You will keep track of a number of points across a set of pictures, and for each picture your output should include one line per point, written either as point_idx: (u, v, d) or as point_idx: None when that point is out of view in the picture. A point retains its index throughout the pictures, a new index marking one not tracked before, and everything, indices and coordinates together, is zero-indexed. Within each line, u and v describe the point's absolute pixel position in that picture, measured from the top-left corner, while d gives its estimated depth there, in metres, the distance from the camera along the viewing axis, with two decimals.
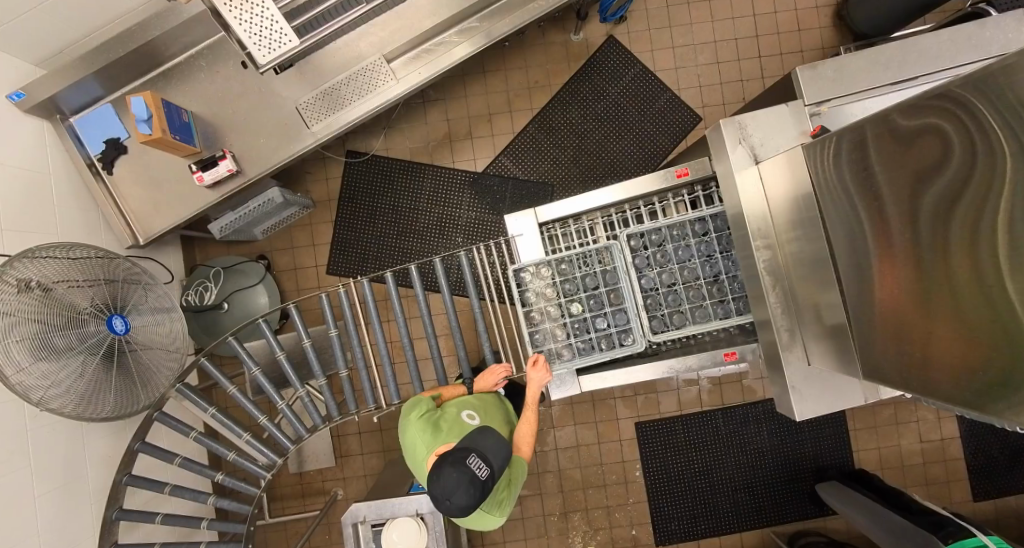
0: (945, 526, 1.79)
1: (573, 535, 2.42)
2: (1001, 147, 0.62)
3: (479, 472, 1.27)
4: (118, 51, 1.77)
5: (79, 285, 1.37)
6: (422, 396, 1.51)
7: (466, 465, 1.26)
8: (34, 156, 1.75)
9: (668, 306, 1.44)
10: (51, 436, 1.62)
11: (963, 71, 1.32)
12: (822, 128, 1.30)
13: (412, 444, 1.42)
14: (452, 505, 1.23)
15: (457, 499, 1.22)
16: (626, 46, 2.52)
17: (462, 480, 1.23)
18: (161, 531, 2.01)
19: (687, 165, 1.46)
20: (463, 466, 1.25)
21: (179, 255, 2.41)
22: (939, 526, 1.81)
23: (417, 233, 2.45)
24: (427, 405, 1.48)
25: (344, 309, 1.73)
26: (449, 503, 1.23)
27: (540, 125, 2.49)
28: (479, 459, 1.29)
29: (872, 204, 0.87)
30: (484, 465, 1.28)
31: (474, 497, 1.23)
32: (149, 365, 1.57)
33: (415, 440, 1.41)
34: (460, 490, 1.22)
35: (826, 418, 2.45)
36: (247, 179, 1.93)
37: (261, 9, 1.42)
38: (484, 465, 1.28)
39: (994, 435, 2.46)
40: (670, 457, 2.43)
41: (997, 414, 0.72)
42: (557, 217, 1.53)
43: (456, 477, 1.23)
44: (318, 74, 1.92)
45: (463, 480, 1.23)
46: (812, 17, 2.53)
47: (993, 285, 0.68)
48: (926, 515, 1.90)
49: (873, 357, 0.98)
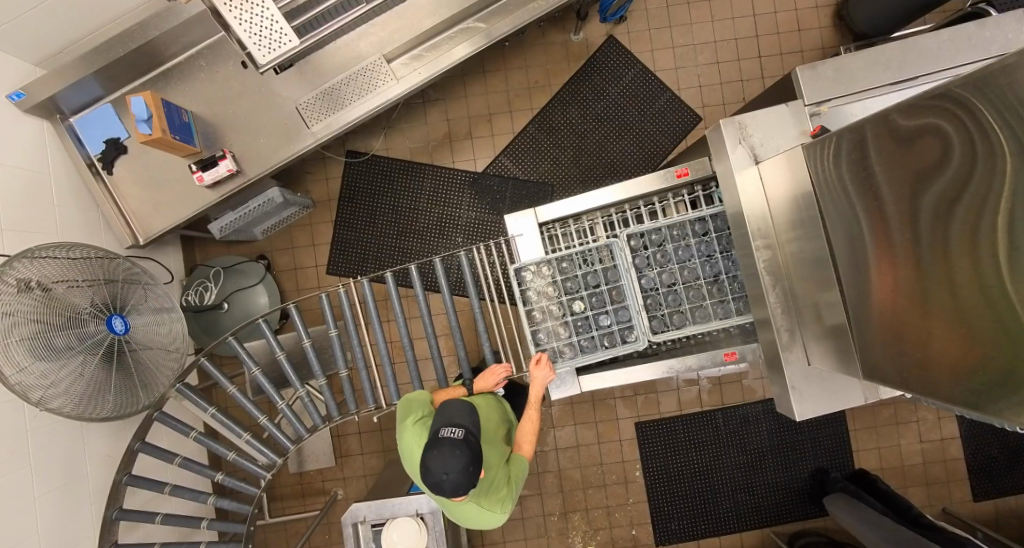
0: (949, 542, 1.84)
1: (573, 535, 2.42)
2: (1001, 148, 0.62)
3: (455, 434, 1.30)
4: (119, 51, 1.77)
5: (79, 285, 1.37)
6: (416, 399, 1.51)
7: (441, 436, 1.30)
8: (35, 157, 1.75)
9: (668, 306, 1.44)
10: (50, 437, 1.61)
11: (963, 71, 1.31)
12: (822, 128, 1.30)
13: (410, 450, 1.44)
14: (452, 476, 1.24)
15: (451, 467, 1.24)
16: (626, 46, 2.51)
17: (445, 451, 1.26)
18: (161, 531, 2.01)
19: (687, 165, 1.46)
20: (439, 441, 1.29)
21: (180, 255, 2.41)
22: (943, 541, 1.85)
23: (416, 232, 2.45)
24: (423, 409, 1.47)
25: (343, 309, 1.73)
26: (449, 476, 1.24)
27: (541, 125, 2.49)
28: (449, 426, 1.33)
29: (875, 202, 0.86)
30: (455, 428, 1.32)
31: (465, 457, 1.26)
32: (149, 365, 1.57)
33: (410, 442, 1.43)
34: (448, 460, 1.25)
35: (826, 418, 2.45)
36: (247, 179, 1.93)
37: (261, 9, 1.42)
38: (457, 428, 1.32)
39: (995, 435, 2.46)
40: (670, 457, 2.43)
41: (996, 414, 0.72)
42: (557, 216, 1.53)
43: (438, 452, 1.26)
44: (318, 74, 1.92)
45: (446, 451, 1.26)
46: (812, 16, 2.53)
47: (994, 286, 0.68)
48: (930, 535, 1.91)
49: (873, 358, 0.98)
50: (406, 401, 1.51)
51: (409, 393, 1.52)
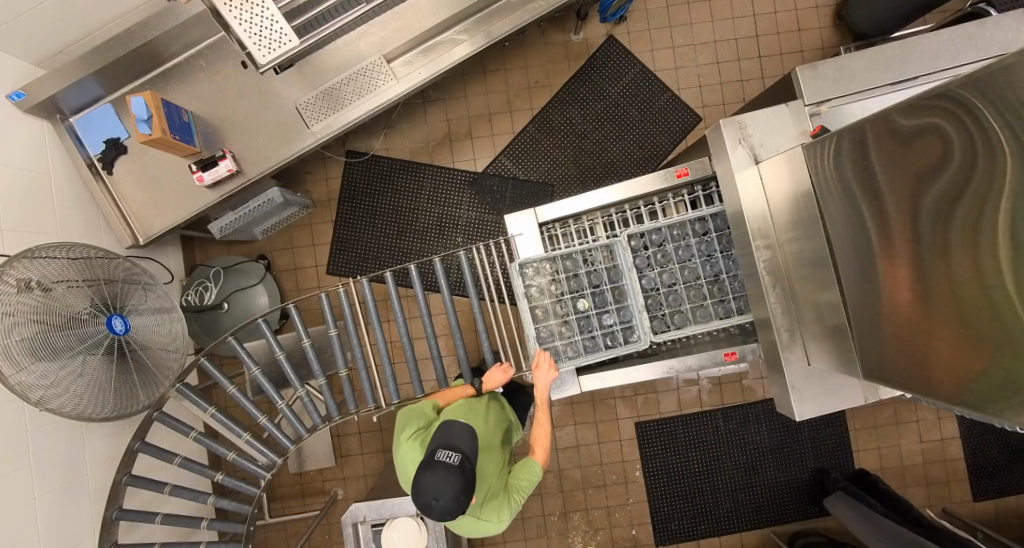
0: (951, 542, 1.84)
1: (573, 535, 2.42)
2: (1001, 147, 0.62)
3: (450, 459, 1.31)
4: (119, 50, 1.77)
5: (79, 285, 1.37)
6: (416, 412, 1.52)
7: (436, 459, 1.31)
8: (35, 157, 1.75)
9: (668, 306, 1.44)
10: (51, 436, 1.61)
11: (962, 71, 1.31)
12: (822, 129, 1.30)
13: (403, 463, 1.43)
14: (441, 503, 1.25)
15: (442, 494, 1.25)
16: (626, 46, 2.51)
17: (438, 476, 1.27)
18: (161, 531, 2.01)
19: (687, 165, 1.46)
20: (434, 464, 1.30)
21: (180, 255, 2.41)
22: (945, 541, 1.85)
23: (416, 232, 2.45)
24: (417, 422, 1.48)
25: (343, 309, 1.73)
26: (438, 502, 1.25)
27: (540, 125, 2.49)
28: (446, 449, 1.34)
29: (876, 201, 0.86)
30: (452, 453, 1.33)
31: (457, 485, 1.27)
32: (149, 365, 1.57)
33: (402, 456, 1.43)
34: (439, 486, 1.26)
35: (826, 418, 2.45)
36: (247, 179, 1.93)
37: (261, 8, 1.42)
38: (452, 453, 1.33)
39: (995, 435, 2.46)
40: (670, 457, 2.43)
41: (996, 414, 0.73)
42: (557, 216, 1.52)
43: (431, 476, 1.27)
44: (319, 74, 1.92)
45: (439, 476, 1.27)
46: (812, 17, 2.53)
47: (994, 284, 0.68)
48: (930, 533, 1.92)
49: (873, 358, 0.98)
50: (404, 413, 1.52)
51: (408, 406, 1.53)
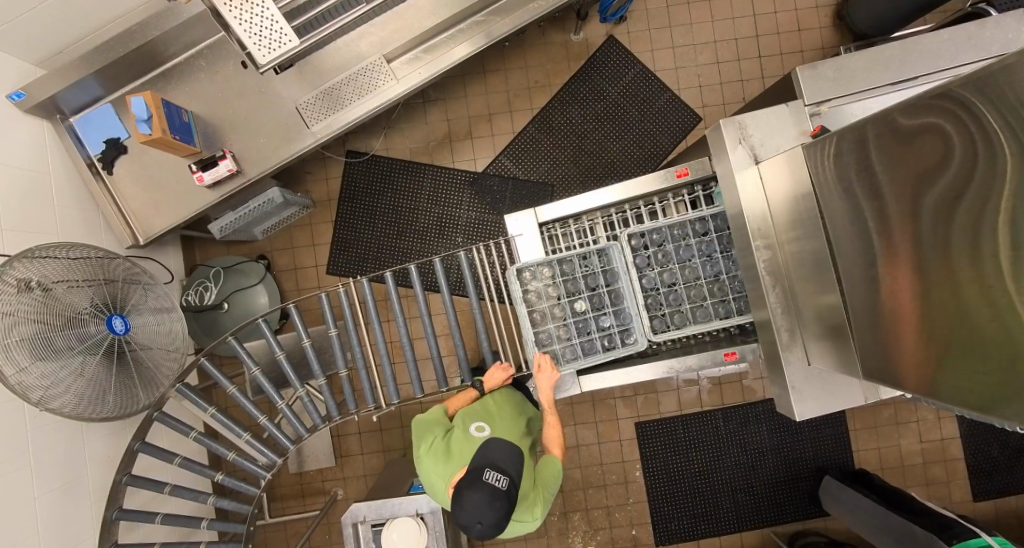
0: (949, 528, 1.84)
1: (572, 535, 2.42)
2: (1001, 148, 0.62)
3: (498, 483, 1.33)
4: (119, 50, 1.77)
5: (78, 285, 1.37)
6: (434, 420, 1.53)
7: (483, 481, 1.32)
8: (36, 156, 1.75)
9: (668, 306, 1.44)
10: (50, 436, 1.61)
11: (962, 71, 1.31)
12: (822, 128, 1.30)
13: (431, 476, 1.44)
14: (485, 525, 1.29)
15: (486, 517, 1.28)
16: (626, 46, 2.51)
17: (483, 500, 1.29)
18: (161, 530, 2.01)
19: (687, 165, 1.46)
20: (480, 485, 1.31)
21: (179, 255, 2.41)
22: (943, 528, 1.85)
23: (416, 232, 2.45)
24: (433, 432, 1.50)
25: (343, 309, 1.72)
26: (481, 525, 1.29)
27: (540, 125, 2.49)
28: (493, 471, 1.35)
29: (879, 200, 0.86)
30: (500, 476, 1.35)
31: (502, 511, 1.29)
32: (149, 365, 1.57)
33: (427, 470, 1.44)
34: (485, 509, 1.28)
35: (826, 418, 2.45)
36: (247, 179, 1.93)
37: (261, 8, 1.42)
38: (500, 475, 1.35)
39: (995, 435, 2.46)
40: (670, 457, 2.43)
41: (997, 415, 0.73)
42: (557, 216, 1.52)
43: (477, 498, 1.29)
44: (319, 74, 1.92)
45: (485, 500, 1.29)
46: (812, 17, 2.53)
47: (995, 284, 0.68)
48: (927, 516, 1.94)
49: (873, 359, 0.98)
50: (423, 422, 1.53)
51: (421, 416, 1.54)
